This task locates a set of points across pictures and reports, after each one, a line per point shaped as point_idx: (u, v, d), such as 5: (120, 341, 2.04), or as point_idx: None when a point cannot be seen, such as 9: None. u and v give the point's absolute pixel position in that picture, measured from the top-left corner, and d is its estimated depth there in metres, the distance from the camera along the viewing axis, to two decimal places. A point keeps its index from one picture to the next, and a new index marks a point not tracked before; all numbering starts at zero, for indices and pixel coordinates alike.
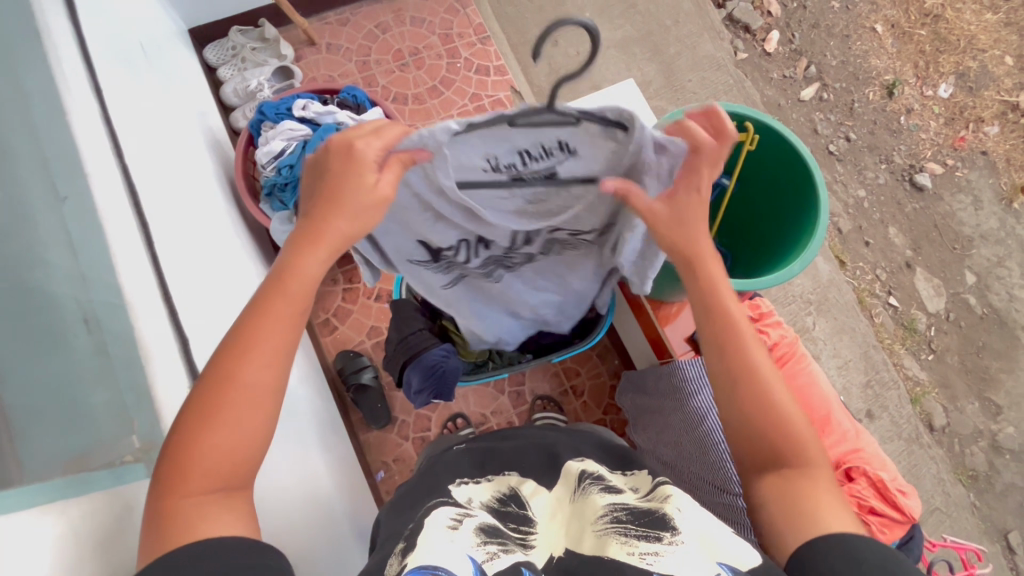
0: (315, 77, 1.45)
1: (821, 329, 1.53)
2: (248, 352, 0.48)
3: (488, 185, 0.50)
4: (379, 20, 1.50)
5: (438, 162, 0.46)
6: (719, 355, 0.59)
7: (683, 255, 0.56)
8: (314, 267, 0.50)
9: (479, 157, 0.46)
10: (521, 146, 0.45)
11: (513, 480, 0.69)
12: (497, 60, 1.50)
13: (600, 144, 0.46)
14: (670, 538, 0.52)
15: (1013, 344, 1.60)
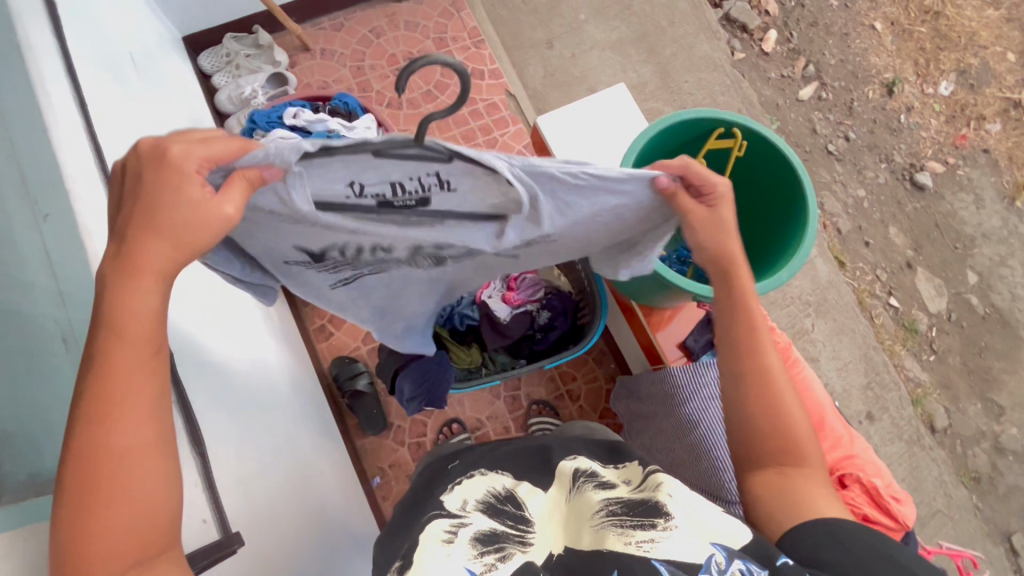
0: (310, 83, 1.46)
1: (820, 331, 1.52)
2: (108, 417, 0.43)
3: (357, 210, 0.49)
4: (373, 25, 1.50)
5: (291, 181, 0.44)
6: (743, 359, 0.58)
7: (716, 257, 0.57)
8: (148, 301, 0.45)
9: (341, 184, 0.45)
10: (393, 178, 0.45)
11: (508, 480, 0.66)
12: (491, 63, 1.50)
13: (474, 180, 0.45)
14: (664, 524, 0.52)
15: (1016, 344, 1.58)
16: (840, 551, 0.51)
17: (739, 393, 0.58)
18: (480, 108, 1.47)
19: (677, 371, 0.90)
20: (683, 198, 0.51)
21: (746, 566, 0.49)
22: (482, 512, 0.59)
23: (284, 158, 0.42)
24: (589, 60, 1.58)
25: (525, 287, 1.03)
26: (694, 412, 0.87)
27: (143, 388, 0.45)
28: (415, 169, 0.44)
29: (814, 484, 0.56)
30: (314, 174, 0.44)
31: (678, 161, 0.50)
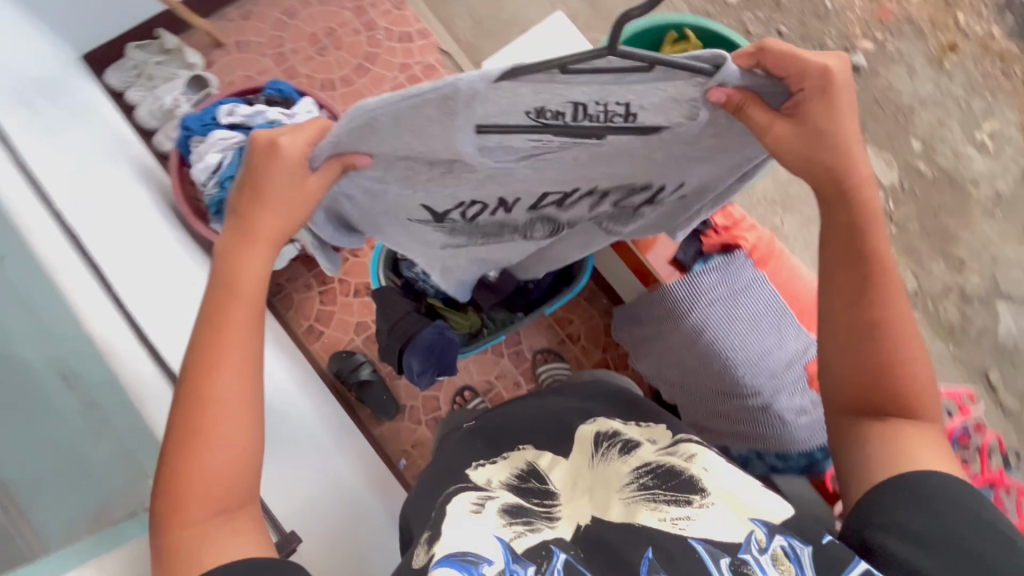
0: (232, 81, 1.37)
1: (790, 226, 1.56)
2: (219, 364, 0.49)
3: (517, 133, 0.45)
4: (284, 5, 1.41)
5: (461, 116, 0.41)
6: (869, 305, 0.57)
7: (835, 183, 0.54)
8: (256, 263, 0.51)
9: (527, 106, 0.41)
10: (580, 99, 0.41)
11: (529, 450, 0.66)
12: (417, 23, 1.45)
13: (657, 93, 0.42)
14: (700, 501, 0.54)
15: (965, 199, 1.67)
16: (929, 514, 0.51)
17: (860, 347, 0.57)
18: (416, 72, 1.43)
19: (676, 286, 0.92)
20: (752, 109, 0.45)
21: (788, 541, 0.50)
22: (507, 490, 0.59)
23: (469, 86, 0.37)
24: None
25: None
26: (700, 321, 0.90)
27: (248, 343, 0.50)
28: (615, 92, 0.41)
29: (925, 437, 0.56)
30: (498, 103, 0.40)
31: (752, 43, 0.46)
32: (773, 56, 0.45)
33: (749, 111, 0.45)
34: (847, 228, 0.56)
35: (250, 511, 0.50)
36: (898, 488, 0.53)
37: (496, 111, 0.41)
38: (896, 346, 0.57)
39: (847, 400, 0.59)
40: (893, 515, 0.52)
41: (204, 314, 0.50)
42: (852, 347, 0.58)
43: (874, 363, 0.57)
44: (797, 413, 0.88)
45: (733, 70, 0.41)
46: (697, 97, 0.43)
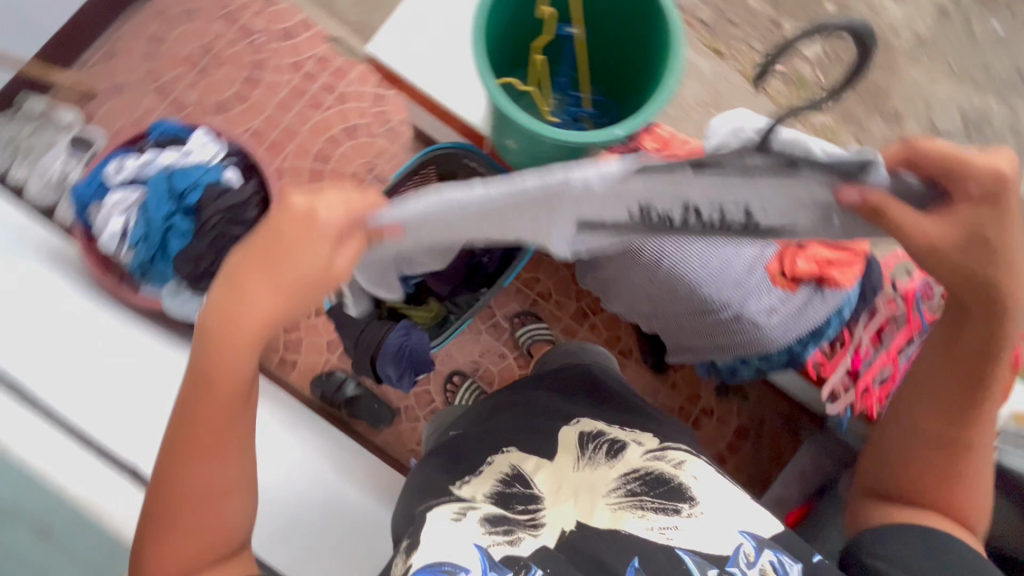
0: (120, 129, 1.28)
1: None
2: (194, 455, 0.55)
3: (615, 225, 0.45)
4: (149, 34, 1.31)
5: (560, 211, 0.42)
6: (966, 406, 0.64)
7: (959, 291, 0.55)
8: (237, 362, 0.51)
9: (637, 206, 0.43)
10: (698, 206, 0.43)
11: (515, 451, 0.70)
12: (295, 15, 1.35)
13: (788, 199, 0.43)
14: (688, 510, 0.63)
15: (888, 51, 1.67)
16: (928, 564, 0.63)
17: (935, 429, 0.67)
18: (309, 67, 1.34)
19: None
20: (894, 209, 0.44)
21: (776, 556, 0.61)
22: (491, 501, 0.65)
23: (584, 185, 0.38)
24: None
25: None
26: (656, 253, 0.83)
27: (221, 432, 0.55)
28: (739, 195, 0.42)
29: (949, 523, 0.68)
30: (605, 199, 0.41)
31: (906, 143, 0.48)
32: (932, 155, 0.47)
33: (888, 209, 0.44)
34: (949, 332, 0.62)
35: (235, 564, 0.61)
36: (901, 537, 0.66)
37: (598, 202, 0.41)
38: (968, 454, 0.66)
39: (904, 477, 0.70)
40: (894, 555, 0.65)
41: (183, 398, 0.54)
42: (931, 438, 0.67)
43: (945, 457, 0.67)
44: (766, 314, 0.87)
45: (880, 171, 0.43)
46: (825, 200, 0.44)
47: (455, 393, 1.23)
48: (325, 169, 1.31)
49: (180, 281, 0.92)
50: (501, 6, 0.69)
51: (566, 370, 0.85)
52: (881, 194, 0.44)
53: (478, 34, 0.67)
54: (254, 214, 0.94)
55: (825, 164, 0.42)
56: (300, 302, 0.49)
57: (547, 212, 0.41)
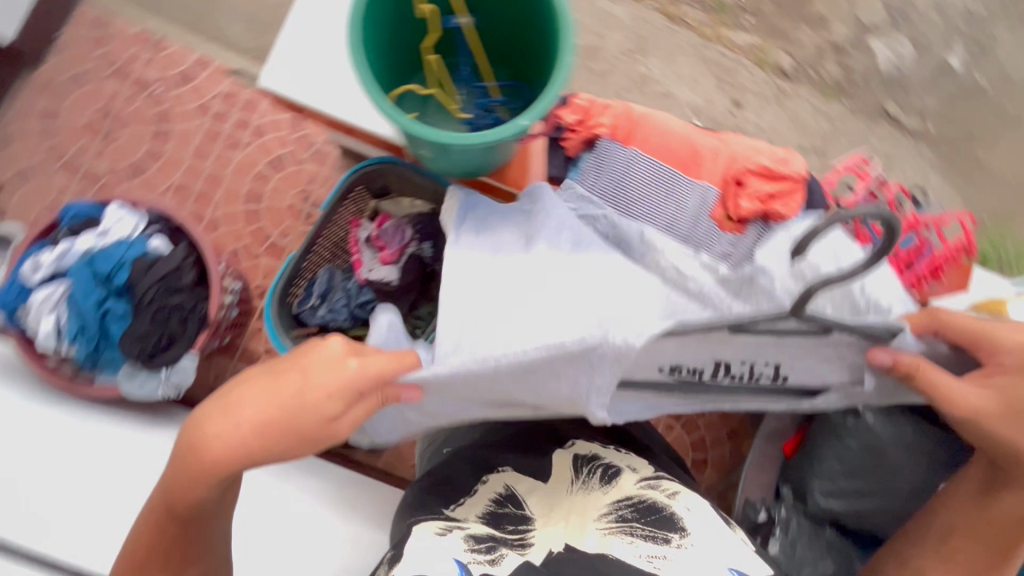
0: (38, 217, 1.22)
1: (656, 67, 1.60)
2: (145, 551, 0.65)
3: (665, 379, 0.71)
4: (43, 111, 1.26)
5: (599, 371, 0.65)
6: (982, 554, 0.68)
7: (1003, 455, 0.64)
8: (201, 487, 0.62)
9: (678, 358, 0.69)
10: (732, 360, 0.70)
11: (511, 472, 0.78)
12: (188, 56, 1.29)
13: (815, 350, 0.68)
14: (676, 542, 0.68)
15: None
16: None
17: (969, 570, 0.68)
18: (215, 106, 1.28)
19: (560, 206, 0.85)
20: (929, 371, 0.64)
21: None
22: (482, 520, 0.73)
23: (627, 343, 0.63)
24: None
25: (390, 235, 1.01)
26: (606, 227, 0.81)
27: (173, 537, 0.65)
28: (771, 349, 0.68)
29: None
30: (648, 352, 0.67)
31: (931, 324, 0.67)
32: (955, 328, 0.65)
33: (924, 372, 0.64)
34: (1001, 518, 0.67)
35: None
36: None
37: (641, 358, 0.67)
38: None
39: None
40: None
41: (154, 503, 0.64)
42: (953, 556, 0.69)
43: None
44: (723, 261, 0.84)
45: (910, 338, 0.66)
46: (862, 349, 0.67)
47: None
48: (259, 209, 1.26)
49: (133, 363, 0.89)
50: (374, 19, 0.65)
51: None
52: (910, 359, 0.65)
53: (357, 54, 0.63)
54: (193, 276, 0.93)
55: (863, 329, 0.64)
56: (275, 449, 0.62)
57: (578, 367, 0.65)
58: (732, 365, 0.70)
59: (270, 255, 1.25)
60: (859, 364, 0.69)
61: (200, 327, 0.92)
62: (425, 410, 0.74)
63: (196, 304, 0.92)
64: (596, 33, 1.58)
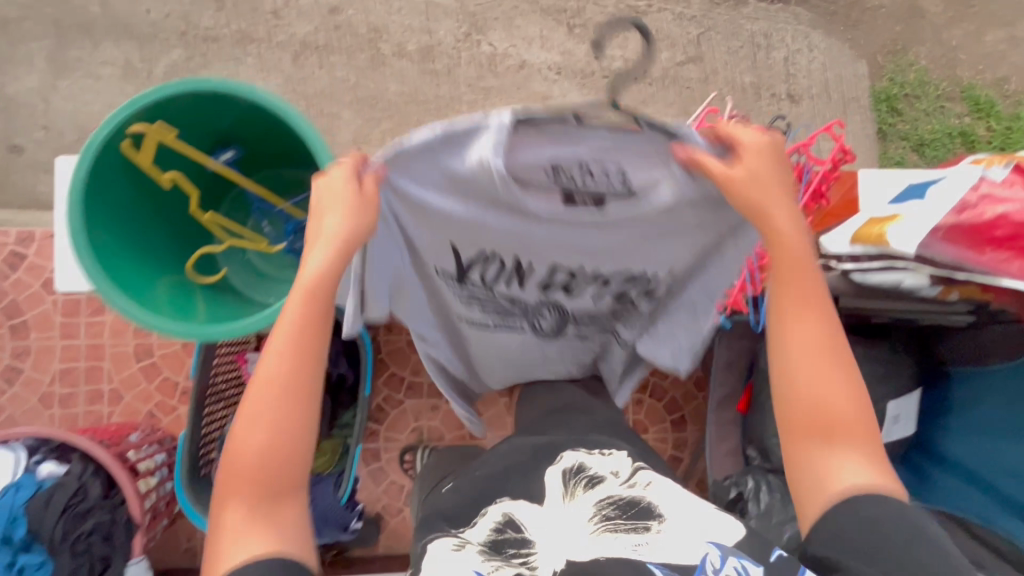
0: None
1: (500, 41, 1.46)
2: (288, 353, 0.58)
3: (536, 188, 0.59)
4: None
5: (488, 140, 0.53)
6: (791, 303, 0.60)
7: (755, 219, 0.58)
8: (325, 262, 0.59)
9: (540, 168, 0.57)
10: (589, 159, 0.56)
11: (507, 501, 0.67)
12: (7, 235, 1.17)
13: (635, 154, 0.56)
14: (658, 527, 0.60)
15: None
16: (864, 537, 0.55)
17: (800, 347, 0.60)
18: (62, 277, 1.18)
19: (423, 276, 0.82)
20: (710, 160, 0.55)
21: (741, 561, 0.58)
22: (488, 535, 0.63)
23: (503, 122, 0.52)
24: (64, 114, 1.23)
25: None
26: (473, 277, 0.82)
27: (313, 334, 0.59)
28: (611, 155, 0.56)
29: (838, 455, 0.59)
30: (523, 139, 0.54)
31: (710, 126, 0.60)
32: (728, 134, 0.59)
33: (705, 164, 0.55)
34: (793, 265, 0.60)
35: (281, 507, 0.57)
36: (837, 505, 0.57)
37: (515, 172, 0.56)
38: (836, 355, 0.60)
39: (793, 415, 0.60)
40: (843, 536, 0.56)
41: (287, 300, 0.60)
42: (787, 334, 0.61)
43: (831, 362, 0.59)
44: None
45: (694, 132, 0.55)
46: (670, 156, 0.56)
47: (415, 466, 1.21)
48: (154, 361, 1.19)
49: None
50: (111, 229, 0.57)
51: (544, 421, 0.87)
52: (703, 149, 0.55)
53: (121, 284, 0.55)
54: (100, 487, 0.89)
55: (657, 127, 0.53)
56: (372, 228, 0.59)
57: (461, 157, 0.56)
58: (583, 178, 0.58)
59: (188, 401, 1.19)
60: (674, 172, 0.57)
61: (130, 531, 0.89)
62: (405, 198, 0.62)
63: (115, 512, 0.89)
64: (425, 30, 1.41)
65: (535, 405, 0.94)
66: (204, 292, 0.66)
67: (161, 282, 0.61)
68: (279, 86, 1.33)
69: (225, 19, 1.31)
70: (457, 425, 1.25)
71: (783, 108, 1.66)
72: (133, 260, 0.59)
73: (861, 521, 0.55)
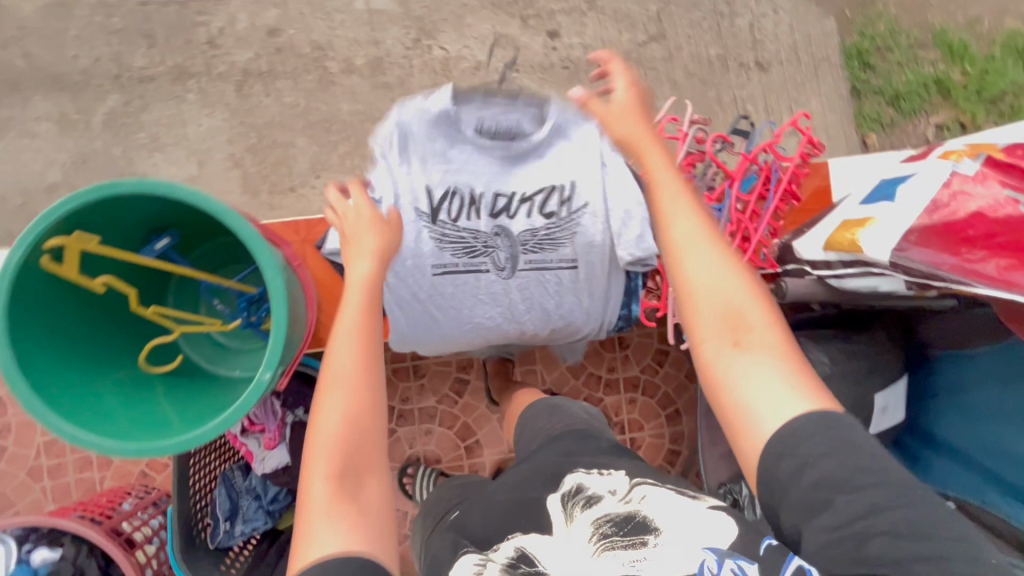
0: None
1: (452, 43, 1.37)
2: (345, 343, 0.58)
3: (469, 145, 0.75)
4: None
5: (429, 100, 0.72)
6: (686, 221, 0.58)
7: (622, 143, 0.65)
8: (363, 266, 0.63)
9: (468, 122, 0.74)
10: (492, 117, 0.74)
11: (520, 534, 0.59)
12: None
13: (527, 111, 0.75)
14: (654, 538, 0.53)
15: None
16: (834, 460, 0.49)
17: (703, 259, 0.56)
18: None
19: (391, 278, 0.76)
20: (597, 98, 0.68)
21: (739, 564, 0.51)
22: (508, 556, 0.57)
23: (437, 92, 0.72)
24: (5, 178, 1.21)
25: (261, 415, 0.91)
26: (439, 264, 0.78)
27: (370, 323, 0.60)
28: (507, 108, 0.74)
29: (762, 372, 0.53)
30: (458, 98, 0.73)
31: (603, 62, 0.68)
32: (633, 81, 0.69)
33: (592, 103, 0.68)
34: (669, 190, 0.59)
35: (359, 506, 0.54)
36: (806, 428, 0.50)
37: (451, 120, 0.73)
38: (752, 279, 0.57)
39: (714, 337, 0.55)
40: (818, 470, 0.49)
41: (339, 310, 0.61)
42: (685, 246, 0.57)
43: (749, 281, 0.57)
44: (560, 300, 0.81)
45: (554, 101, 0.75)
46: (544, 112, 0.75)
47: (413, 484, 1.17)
48: None
49: None
50: (44, 356, 0.54)
51: (566, 438, 0.77)
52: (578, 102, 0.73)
53: (77, 409, 0.54)
54: (97, 568, 0.90)
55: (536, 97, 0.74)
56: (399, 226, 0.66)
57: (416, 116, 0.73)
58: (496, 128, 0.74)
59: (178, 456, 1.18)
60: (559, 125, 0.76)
61: None
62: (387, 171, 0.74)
63: None
64: (371, 42, 1.34)
65: (535, 427, 0.86)
66: (163, 386, 0.64)
67: (113, 390, 0.60)
68: (225, 120, 1.27)
69: (159, 55, 1.25)
70: (452, 447, 1.24)
71: (751, 78, 1.56)
72: (77, 373, 0.58)
73: (831, 469, 0.49)
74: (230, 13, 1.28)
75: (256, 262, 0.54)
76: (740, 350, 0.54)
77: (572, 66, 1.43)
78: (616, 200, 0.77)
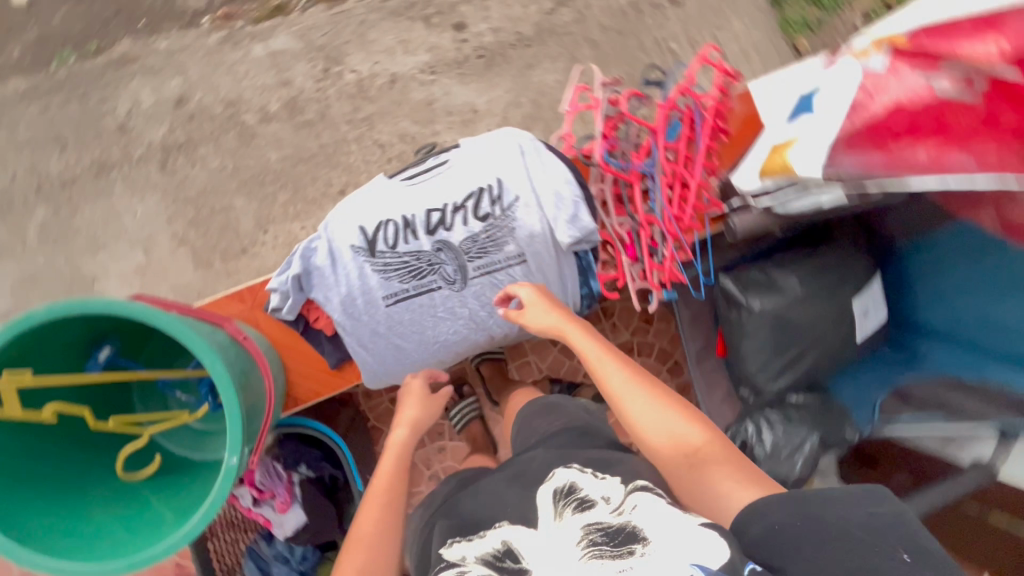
0: None
1: (362, 63, 1.34)
2: (367, 505, 0.65)
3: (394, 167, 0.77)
4: None
5: None
6: (619, 372, 0.67)
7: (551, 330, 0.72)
8: (400, 433, 0.74)
9: None
10: None
11: (506, 524, 0.61)
12: None
13: None
14: (641, 550, 0.51)
15: None
16: (797, 526, 0.51)
17: (645, 403, 0.65)
18: None
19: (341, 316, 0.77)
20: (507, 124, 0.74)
21: None
22: (486, 563, 0.58)
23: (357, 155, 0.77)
24: None
25: (268, 481, 0.90)
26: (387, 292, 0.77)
27: (392, 485, 0.67)
28: None
29: (724, 476, 0.59)
30: None
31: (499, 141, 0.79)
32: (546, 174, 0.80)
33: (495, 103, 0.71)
34: (605, 353, 0.69)
35: None
36: (759, 511, 0.54)
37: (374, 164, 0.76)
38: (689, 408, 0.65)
39: (676, 466, 0.62)
40: (782, 539, 0.51)
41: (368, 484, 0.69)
42: (631, 393, 0.66)
43: (687, 411, 0.65)
44: None
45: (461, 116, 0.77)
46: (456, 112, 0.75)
47: (456, 407, 1.22)
48: None
49: None
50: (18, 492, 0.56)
51: (558, 437, 0.78)
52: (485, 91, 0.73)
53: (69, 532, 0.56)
54: None
55: None
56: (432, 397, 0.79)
57: None
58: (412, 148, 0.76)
59: None
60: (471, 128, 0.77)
61: None
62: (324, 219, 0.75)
63: None
64: (282, 83, 1.31)
65: (532, 427, 0.86)
66: (149, 489, 0.65)
67: (104, 504, 0.61)
68: (158, 201, 1.26)
69: (74, 156, 1.24)
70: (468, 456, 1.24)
71: (668, 16, 1.47)
72: (59, 505, 0.58)
73: (791, 534, 0.51)
74: (132, 94, 1.26)
75: (195, 355, 0.55)
76: (695, 471, 0.61)
77: (487, 54, 1.39)
78: (542, 183, 0.76)
